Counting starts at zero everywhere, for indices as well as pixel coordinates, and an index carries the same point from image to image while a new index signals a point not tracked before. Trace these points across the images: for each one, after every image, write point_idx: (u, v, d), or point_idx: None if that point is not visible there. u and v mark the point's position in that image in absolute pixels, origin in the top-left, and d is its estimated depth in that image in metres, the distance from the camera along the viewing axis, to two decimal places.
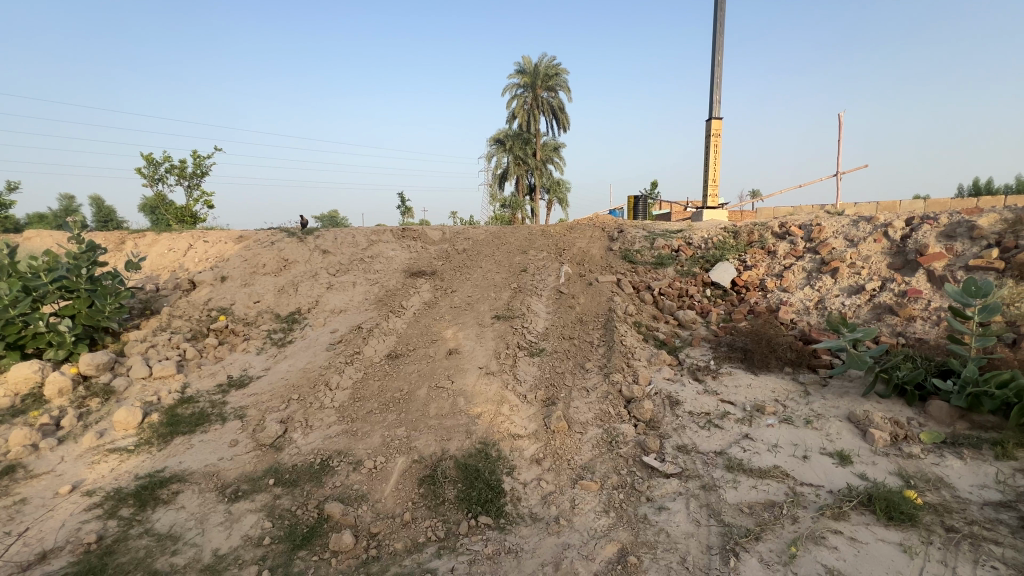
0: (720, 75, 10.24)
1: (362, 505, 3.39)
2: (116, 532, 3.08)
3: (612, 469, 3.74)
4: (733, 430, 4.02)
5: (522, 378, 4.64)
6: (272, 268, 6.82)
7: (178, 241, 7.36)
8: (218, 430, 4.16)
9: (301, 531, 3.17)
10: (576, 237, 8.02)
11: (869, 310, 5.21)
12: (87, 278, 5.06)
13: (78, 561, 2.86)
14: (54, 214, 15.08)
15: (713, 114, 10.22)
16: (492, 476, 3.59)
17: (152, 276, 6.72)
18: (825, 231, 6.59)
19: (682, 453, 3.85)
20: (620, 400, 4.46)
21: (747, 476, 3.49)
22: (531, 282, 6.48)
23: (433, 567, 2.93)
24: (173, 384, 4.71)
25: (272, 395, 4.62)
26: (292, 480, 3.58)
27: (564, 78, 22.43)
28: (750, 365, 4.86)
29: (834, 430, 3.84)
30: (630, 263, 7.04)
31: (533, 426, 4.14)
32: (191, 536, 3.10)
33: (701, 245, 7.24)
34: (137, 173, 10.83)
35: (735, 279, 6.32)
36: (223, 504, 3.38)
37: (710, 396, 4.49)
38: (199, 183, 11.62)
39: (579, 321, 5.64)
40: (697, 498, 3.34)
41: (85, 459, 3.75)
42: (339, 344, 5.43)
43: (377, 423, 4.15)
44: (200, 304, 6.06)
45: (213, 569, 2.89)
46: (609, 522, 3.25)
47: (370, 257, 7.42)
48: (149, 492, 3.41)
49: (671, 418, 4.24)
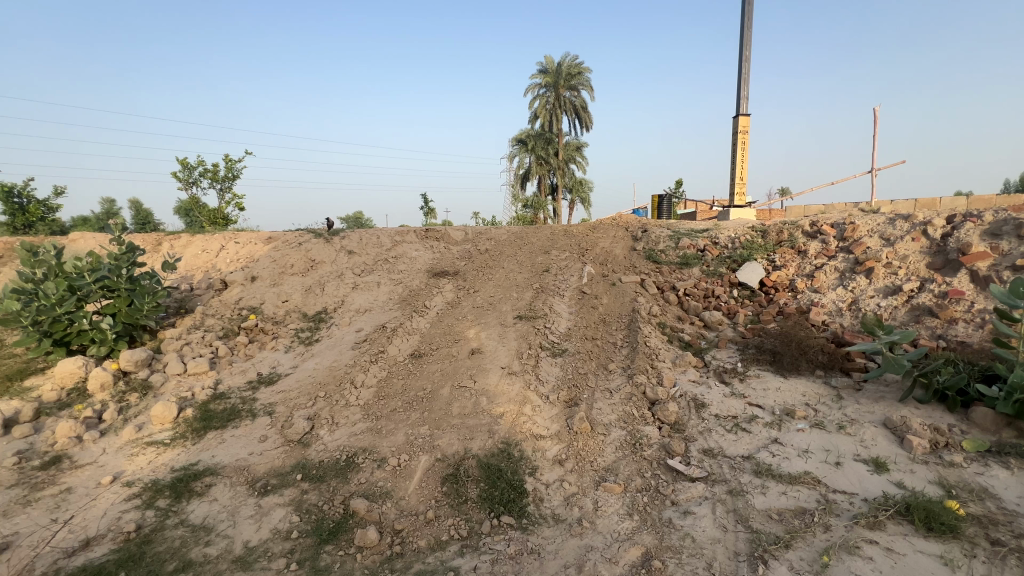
0: (747, 70, 10.00)
1: (386, 502, 3.43)
2: (154, 522, 3.21)
3: (635, 472, 3.70)
4: (761, 434, 3.92)
5: (544, 379, 4.63)
6: (299, 268, 6.99)
7: (211, 242, 7.62)
8: (249, 425, 4.29)
9: (327, 526, 3.23)
10: (599, 237, 7.95)
11: (907, 311, 5.01)
12: (127, 278, 5.27)
13: (118, 548, 2.99)
14: (96, 216, 15.90)
15: (740, 111, 9.99)
16: (515, 476, 3.60)
17: (187, 277, 6.97)
18: (858, 229, 6.36)
19: (708, 456, 3.78)
20: (644, 401, 4.40)
21: (777, 481, 3.39)
22: (553, 282, 6.45)
23: (456, 565, 2.95)
24: (206, 380, 4.88)
25: (300, 393, 4.72)
26: (319, 476, 3.66)
27: (587, 77, 22.26)
28: (780, 368, 4.72)
29: (870, 436, 3.70)
30: (653, 263, 6.93)
31: (555, 427, 4.12)
32: (224, 527, 3.20)
33: (728, 244, 7.08)
34: (173, 177, 11.28)
35: (764, 280, 6.16)
36: (253, 497, 3.48)
37: (738, 399, 4.39)
38: (231, 186, 12.01)
39: (602, 322, 5.59)
40: (724, 503, 3.27)
41: (124, 451, 3.92)
42: (364, 343, 5.52)
43: (401, 421, 4.21)
44: (231, 304, 6.26)
45: (244, 560, 2.97)
46: (632, 525, 3.22)
47: (393, 258, 7.52)
48: (184, 484, 3.54)
49: (696, 421, 4.16)
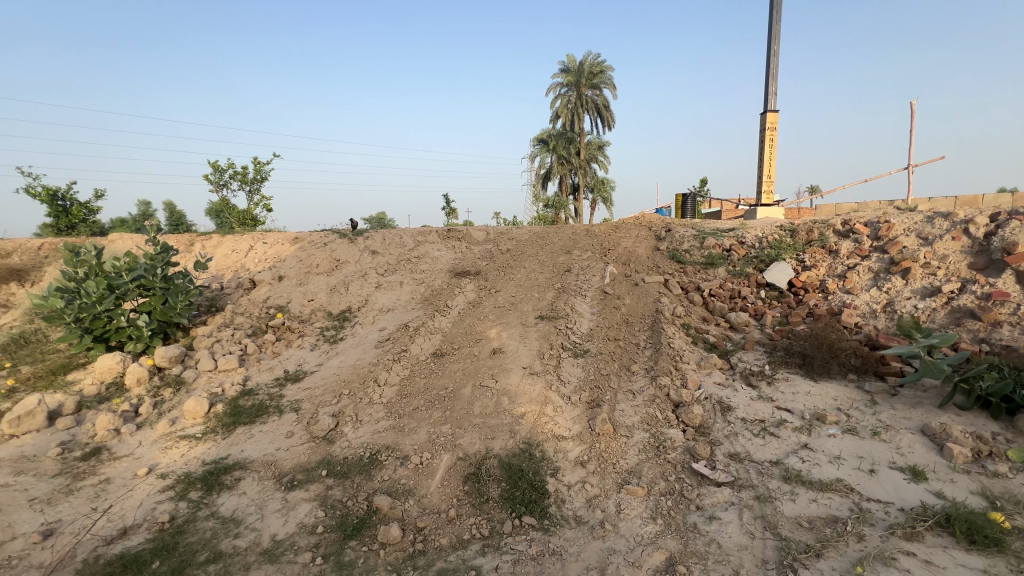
0: (775, 65, 9.75)
1: (409, 499, 3.47)
2: (186, 513, 3.31)
3: (659, 475, 3.64)
4: (790, 439, 3.81)
5: (566, 379, 4.60)
6: (325, 268, 7.13)
7: (240, 242, 7.84)
8: (276, 421, 4.40)
9: (352, 521, 3.28)
10: (622, 236, 7.86)
11: (946, 313, 4.80)
12: (161, 278, 5.46)
13: (153, 538, 3.10)
14: (134, 218, 16.59)
15: (768, 107, 9.74)
16: (536, 477, 3.59)
17: (217, 276, 7.19)
18: (894, 227, 6.12)
19: (734, 461, 3.69)
20: (668, 404, 4.32)
21: (807, 488, 3.29)
22: (575, 282, 6.41)
23: (477, 564, 2.96)
24: (235, 377, 5.03)
25: (325, 390, 4.82)
26: (343, 472, 3.73)
27: (609, 75, 22.05)
28: (810, 371, 4.58)
29: (906, 443, 3.56)
30: (677, 263, 6.81)
31: (577, 428, 4.09)
32: (252, 520, 3.29)
33: (755, 244, 6.91)
34: (204, 179, 11.65)
35: (793, 280, 5.99)
36: (280, 492, 3.56)
37: (765, 402, 4.27)
38: (259, 188, 12.34)
39: (625, 322, 5.53)
40: (751, 510, 3.19)
41: (159, 444, 4.07)
42: (387, 342, 5.59)
43: (423, 420, 4.25)
44: (259, 303, 6.44)
45: (272, 552, 3.04)
46: (656, 529, 3.17)
47: (416, 258, 7.60)
48: (215, 477, 3.65)
49: (722, 424, 4.07)
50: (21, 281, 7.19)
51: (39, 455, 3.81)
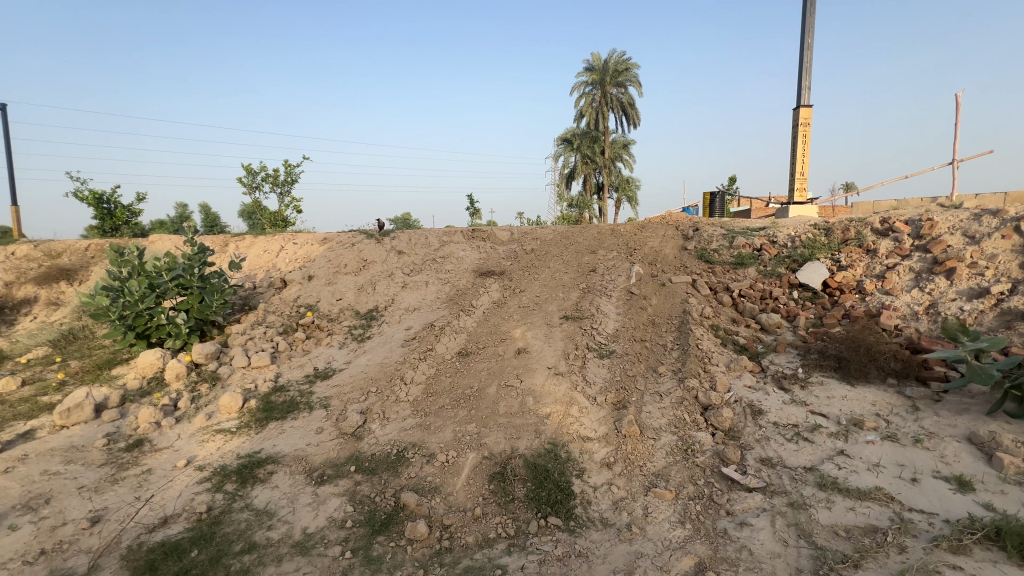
0: (809, 58, 9.44)
1: (435, 497, 3.50)
2: (222, 504, 3.43)
3: (687, 479, 3.57)
4: (826, 445, 3.69)
5: (591, 380, 4.57)
6: (352, 268, 7.26)
7: (271, 243, 8.07)
8: (306, 417, 4.51)
9: (380, 517, 3.34)
10: (648, 236, 7.75)
11: (995, 316, 4.55)
12: (198, 277, 5.69)
13: (192, 527, 3.22)
14: (172, 220, 17.33)
15: (802, 102, 9.44)
16: (562, 478, 3.58)
17: (250, 276, 7.42)
18: (937, 225, 5.85)
19: (766, 466, 3.59)
20: (696, 406, 4.24)
21: (844, 496, 3.18)
22: (600, 282, 6.36)
23: (503, 563, 2.97)
24: (268, 373, 5.18)
25: (353, 388, 4.91)
26: (371, 468, 3.79)
27: (635, 73, 21.76)
28: (846, 375, 4.42)
29: (951, 452, 3.40)
30: (706, 262, 6.68)
31: (603, 429, 4.05)
32: (284, 513, 3.38)
33: (788, 243, 6.71)
34: (238, 182, 12.05)
35: (828, 281, 5.80)
36: (311, 486, 3.65)
37: (799, 406, 4.14)
38: (290, 190, 12.68)
39: (651, 323, 5.45)
40: (784, 516, 3.11)
41: (197, 437, 4.22)
42: (413, 341, 5.66)
43: (448, 418, 4.28)
44: (290, 302, 6.62)
45: (303, 545, 3.12)
46: (684, 534, 3.12)
47: (441, 258, 7.67)
48: (249, 470, 3.77)
49: (753, 428, 3.96)
50: (70, 280, 7.59)
51: (87, 445, 4.02)
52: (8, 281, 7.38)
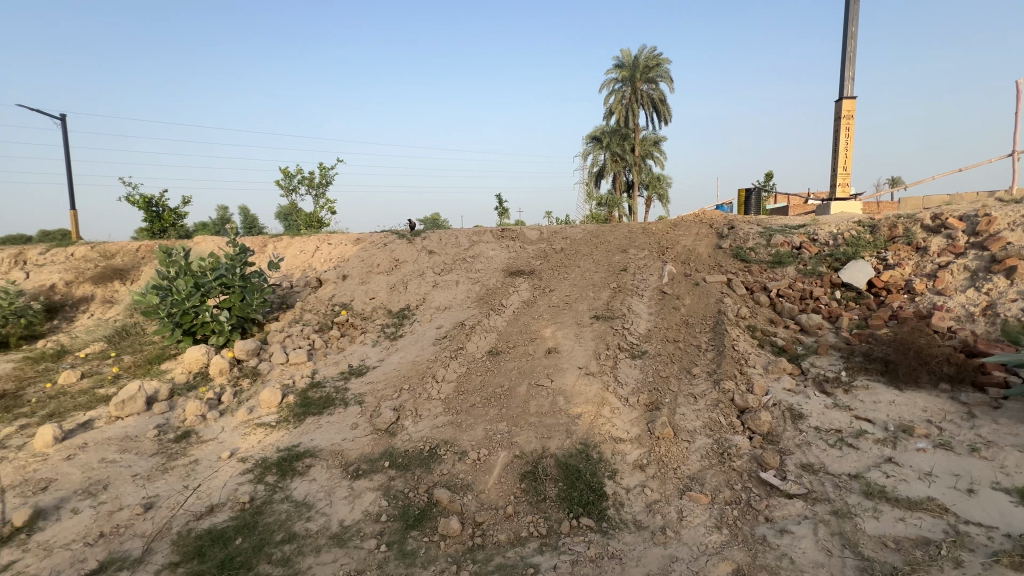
0: (853, 48, 9.04)
1: (467, 494, 3.54)
2: (263, 495, 3.57)
3: (724, 483, 3.48)
4: (872, 452, 3.53)
5: (623, 381, 4.51)
6: (385, 267, 7.41)
7: (308, 243, 8.33)
8: (342, 413, 4.63)
9: (413, 512, 3.40)
10: (681, 234, 7.59)
11: None
12: (240, 276, 5.91)
13: (236, 516, 3.36)
14: (215, 223, 18.11)
15: (844, 94, 9.06)
16: (594, 478, 3.55)
17: (288, 276, 7.68)
18: (996, 221, 5.50)
19: (807, 472, 3.47)
20: (732, 409, 4.13)
21: (892, 506, 3.05)
22: (631, 281, 6.27)
23: (536, 562, 2.97)
24: (305, 370, 5.35)
25: (386, 385, 5.02)
26: (405, 464, 3.86)
27: (666, 68, 21.37)
28: (894, 379, 4.21)
29: (1011, 463, 3.21)
30: (742, 261, 6.49)
31: (636, 430, 4.00)
32: (322, 506, 3.48)
33: (829, 241, 6.44)
34: (276, 184, 12.47)
35: (873, 280, 5.54)
36: (347, 480, 3.74)
37: (842, 411, 3.98)
38: (324, 192, 13.04)
39: (685, 323, 5.34)
40: (828, 525, 2.99)
41: (239, 430, 4.40)
42: (444, 339, 5.74)
43: (480, 417, 4.31)
44: (326, 300, 6.81)
45: (340, 537, 3.20)
46: (721, 539, 3.04)
47: (471, 257, 7.73)
48: (289, 463, 3.91)
49: (793, 433, 3.83)
50: (123, 280, 8.04)
51: (139, 435, 4.25)
52: (68, 280, 7.88)
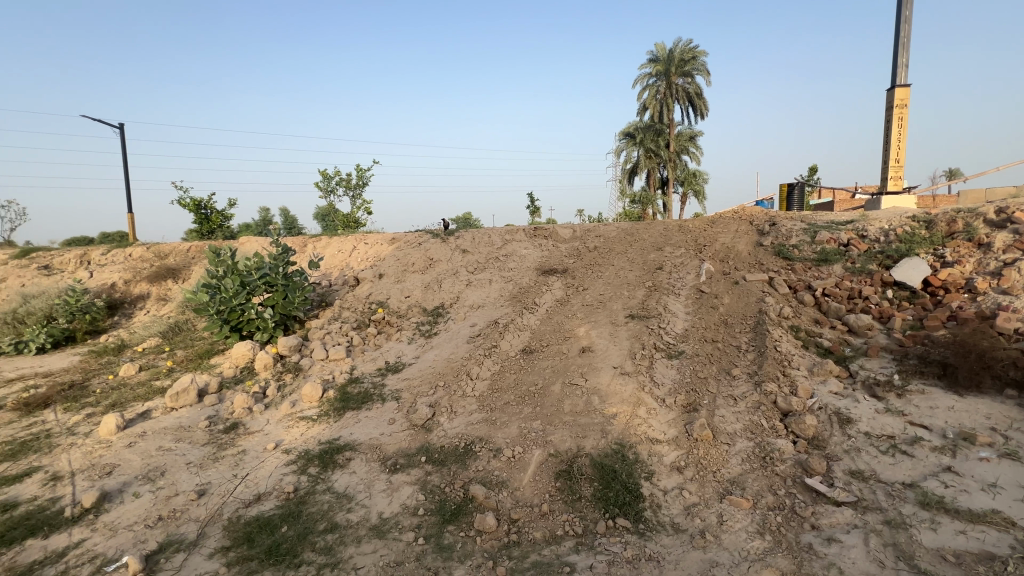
0: (907, 33, 8.55)
1: (503, 491, 3.56)
2: (307, 486, 3.71)
3: (766, 488, 3.38)
4: (929, 460, 3.35)
5: (659, 381, 4.44)
6: (420, 266, 7.55)
7: (345, 243, 8.58)
8: (380, 408, 4.76)
9: (450, 507, 3.46)
10: (719, 231, 7.39)
11: None
12: (283, 275, 6.15)
13: (282, 505, 3.51)
14: (258, 224, 18.95)
15: (897, 82, 8.57)
16: (630, 479, 3.51)
17: (327, 274, 7.94)
18: None
19: (857, 480, 3.33)
20: (774, 412, 3.98)
21: (952, 518, 2.89)
22: (667, 280, 6.16)
23: (572, 561, 2.97)
24: (344, 366, 5.51)
25: (422, 381, 5.12)
26: (441, 459, 3.93)
27: (702, 61, 20.84)
28: (953, 384, 3.97)
29: None
30: (784, 259, 6.24)
31: (672, 432, 3.92)
32: (362, 498, 3.59)
33: (880, 237, 6.12)
34: (316, 186, 12.91)
35: (929, 279, 5.24)
36: (385, 473, 3.84)
37: (895, 416, 3.79)
38: (361, 193, 13.39)
39: (724, 323, 5.20)
40: (880, 535, 2.86)
41: (283, 423, 4.59)
42: (478, 337, 5.79)
43: (514, 414, 4.34)
44: (363, 298, 7.00)
45: (379, 529, 3.29)
46: (764, 545, 2.96)
47: (504, 256, 7.77)
48: (330, 455, 4.04)
49: (841, 438, 3.67)
50: (175, 278, 8.50)
51: (192, 425, 4.50)
52: (127, 279, 8.40)
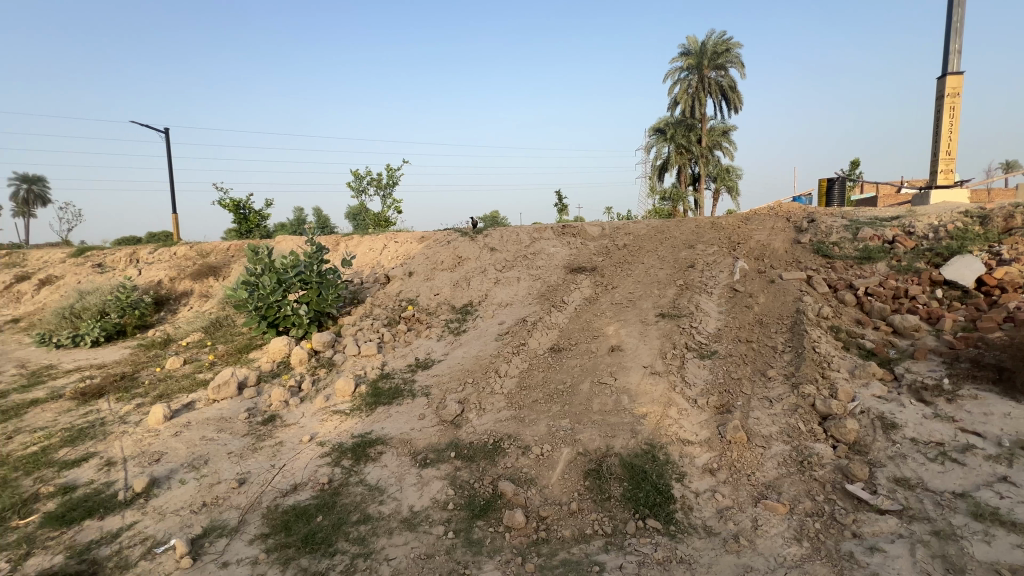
0: (960, 17, 8.07)
1: (531, 488, 3.57)
2: (341, 478, 3.82)
3: (804, 493, 3.27)
4: (982, 470, 3.18)
5: (691, 382, 4.35)
6: (448, 264, 7.63)
7: (376, 242, 8.75)
8: (410, 404, 4.84)
9: (479, 502, 3.49)
10: (754, 228, 7.18)
11: None
12: (317, 273, 6.34)
13: (317, 495, 3.62)
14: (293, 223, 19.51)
15: (949, 69, 8.11)
16: (661, 480, 3.46)
17: (359, 272, 8.13)
18: None
19: (902, 487, 3.18)
20: (812, 415, 3.85)
21: (1007, 530, 2.73)
22: (699, 278, 6.03)
23: (601, 560, 2.96)
24: (375, 362, 5.63)
25: (451, 378, 5.17)
26: (470, 455, 3.97)
27: (736, 53, 20.27)
28: (1009, 389, 3.74)
29: None
30: (824, 256, 6.01)
31: (705, 434, 3.84)
32: (393, 490, 3.67)
33: (929, 234, 5.82)
34: (348, 186, 13.22)
35: (983, 278, 4.95)
36: (415, 467, 3.91)
37: (944, 422, 3.60)
38: (391, 193, 13.62)
39: (759, 323, 5.05)
40: (928, 546, 2.74)
41: (318, 416, 4.73)
42: (506, 335, 5.81)
43: (542, 412, 4.34)
44: (394, 296, 7.13)
45: (410, 521, 3.36)
46: (801, 552, 2.87)
47: (532, 254, 7.77)
48: (362, 449, 4.14)
49: (885, 443, 3.52)
50: (216, 276, 8.87)
51: (233, 417, 4.69)
52: (172, 277, 8.82)
